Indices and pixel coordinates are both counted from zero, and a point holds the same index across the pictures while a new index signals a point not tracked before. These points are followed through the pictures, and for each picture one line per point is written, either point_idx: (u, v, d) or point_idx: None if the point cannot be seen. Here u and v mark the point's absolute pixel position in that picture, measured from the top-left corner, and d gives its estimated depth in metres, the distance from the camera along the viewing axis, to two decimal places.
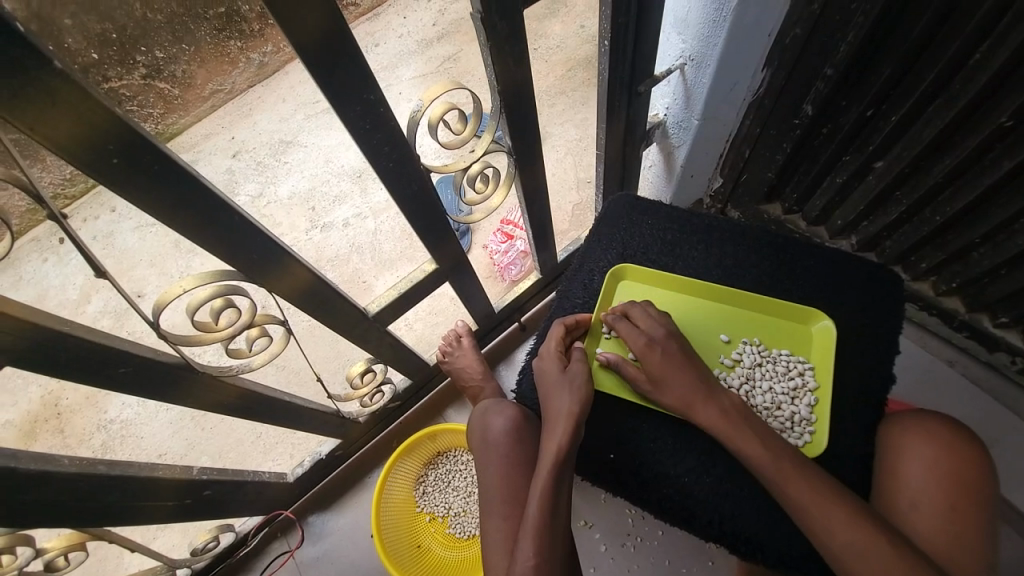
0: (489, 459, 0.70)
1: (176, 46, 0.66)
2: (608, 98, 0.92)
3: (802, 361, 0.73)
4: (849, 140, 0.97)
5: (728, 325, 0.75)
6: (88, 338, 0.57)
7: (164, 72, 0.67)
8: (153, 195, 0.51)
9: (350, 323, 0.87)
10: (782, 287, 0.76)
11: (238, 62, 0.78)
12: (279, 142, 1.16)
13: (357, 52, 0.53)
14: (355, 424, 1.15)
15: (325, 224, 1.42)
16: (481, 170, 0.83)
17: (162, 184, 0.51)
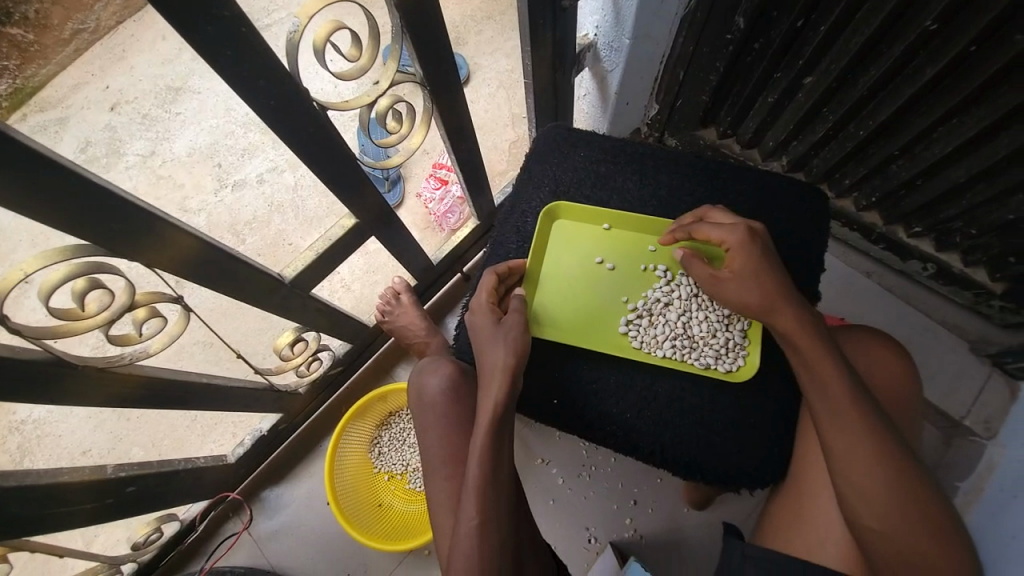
0: (427, 420, 0.67)
1: None
2: (530, 16, 0.82)
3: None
4: (781, 55, 0.93)
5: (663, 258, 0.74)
6: None
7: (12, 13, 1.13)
8: None
9: (264, 292, 0.78)
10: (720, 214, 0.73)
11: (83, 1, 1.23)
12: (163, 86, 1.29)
13: None
14: (295, 396, 1.09)
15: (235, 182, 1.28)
16: (391, 106, 0.73)
17: None
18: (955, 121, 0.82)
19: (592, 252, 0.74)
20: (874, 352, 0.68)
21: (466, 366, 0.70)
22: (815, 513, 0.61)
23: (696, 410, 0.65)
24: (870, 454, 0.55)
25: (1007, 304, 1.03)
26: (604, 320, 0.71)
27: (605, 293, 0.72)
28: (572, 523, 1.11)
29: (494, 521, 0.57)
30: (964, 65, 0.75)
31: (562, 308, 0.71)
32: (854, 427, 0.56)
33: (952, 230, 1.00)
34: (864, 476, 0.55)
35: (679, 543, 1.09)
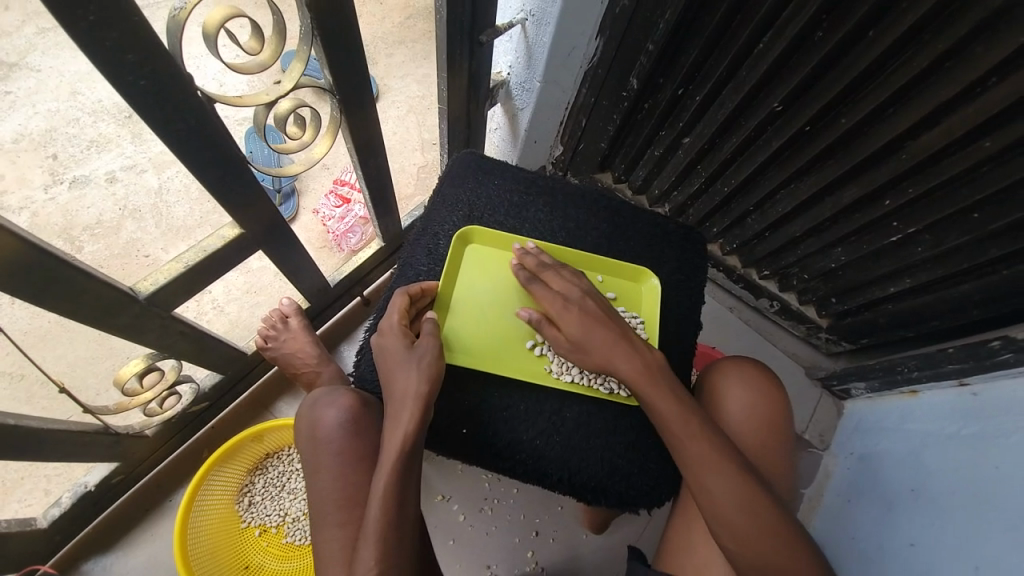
0: (321, 458, 0.59)
1: None
2: (447, 44, 0.83)
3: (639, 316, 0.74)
4: (665, 116, 1.08)
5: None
6: None
7: None
8: None
9: (112, 308, 0.64)
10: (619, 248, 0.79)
11: None
12: None
13: None
14: (141, 439, 0.89)
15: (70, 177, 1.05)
16: (293, 110, 0.67)
17: None
18: (793, 186, 1.02)
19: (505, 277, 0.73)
20: (746, 375, 0.77)
21: (369, 396, 0.64)
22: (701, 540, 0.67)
23: (601, 433, 0.67)
24: (727, 477, 0.59)
25: (830, 337, 1.26)
26: (517, 346, 0.69)
27: (517, 319, 0.71)
28: (473, 562, 1.06)
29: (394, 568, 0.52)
30: (798, 142, 0.94)
31: (473, 333, 0.69)
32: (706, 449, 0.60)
33: (791, 274, 1.22)
34: (717, 493, 0.59)
35: (579, 572, 1.09)
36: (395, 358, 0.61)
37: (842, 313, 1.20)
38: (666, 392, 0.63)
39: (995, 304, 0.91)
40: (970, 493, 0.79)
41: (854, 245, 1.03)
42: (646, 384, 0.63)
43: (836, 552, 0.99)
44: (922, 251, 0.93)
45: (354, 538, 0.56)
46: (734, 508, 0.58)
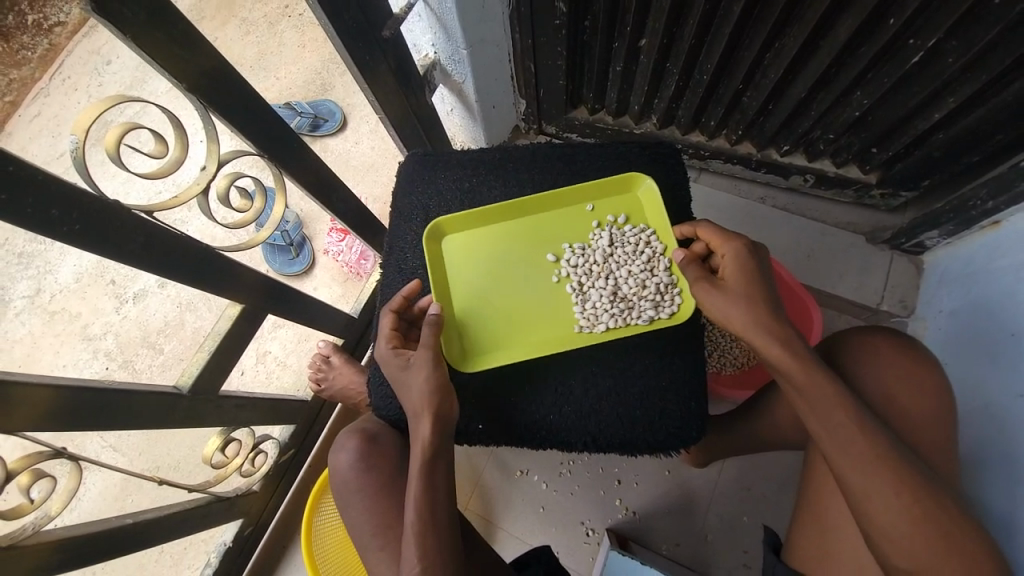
0: (347, 497, 0.65)
1: None
2: (355, 59, 0.80)
3: (649, 227, 0.73)
4: (610, 29, 0.97)
5: (569, 228, 0.74)
6: None
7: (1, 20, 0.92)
8: None
9: (165, 408, 0.74)
10: (584, 197, 0.74)
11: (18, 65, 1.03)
12: (21, 255, 1.38)
13: None
14: (252, 495, 1.04)
15: (134, 295, 1.39)
16: (232, 183, 0.70)
17: None
18: (778, 45, 0.88)
19: (491, 256, 0.72)
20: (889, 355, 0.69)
21: (372, 429, 0.68)
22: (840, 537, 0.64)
23: (612, 391, 0.66)
24: (889, 492, 0.53)
25: (884, 192, 1.10)
26: (530, 321, 0.70)
27: (517, 295, 0.71)
28: (566, 523, 1.11)
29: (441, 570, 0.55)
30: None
31: (474, 328, 0.70)
32: (879, 479, 0.54)
33: (814, 140, 1.07)
34: (890, 530, 0.53)
35: (671, 508, 1.09)
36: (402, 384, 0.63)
37: (888, 161, 1.03)
38: (837, 390, 0.57)
39: None
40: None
41: (873, 85, 0.87)
42: (812, 375, 0.58)
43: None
44: (955, 62, 0.77)
45: (398, 556, 0.61)
46: (899, 519, 0.53)
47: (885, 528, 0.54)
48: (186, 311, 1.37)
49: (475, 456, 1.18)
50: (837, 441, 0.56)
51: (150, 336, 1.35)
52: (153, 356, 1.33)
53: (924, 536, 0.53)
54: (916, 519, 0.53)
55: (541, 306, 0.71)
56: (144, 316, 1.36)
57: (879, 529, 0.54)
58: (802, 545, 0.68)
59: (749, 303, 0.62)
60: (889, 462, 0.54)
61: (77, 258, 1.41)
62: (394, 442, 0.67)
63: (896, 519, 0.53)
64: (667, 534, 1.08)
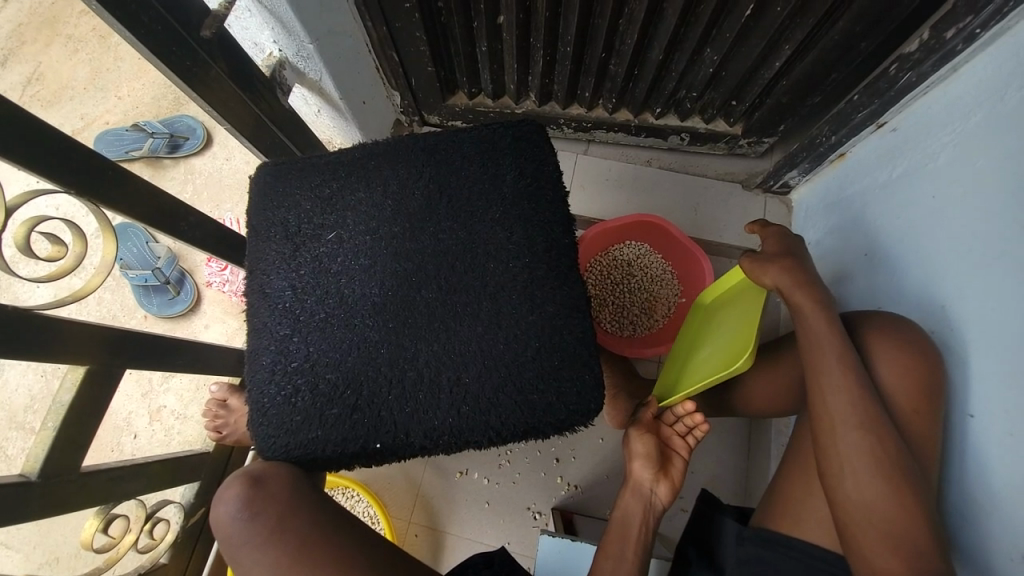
0: (236, 555, 0.55)
1: None
2: (176, 70, 0.71)
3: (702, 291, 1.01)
4: (466, 8, 0.94)
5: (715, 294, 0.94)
6: None
7: None
8: None
9: (9, 504, 0.62)
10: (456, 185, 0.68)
11: None
12: None
13: None
14: (166, 568, 0.92)
15: None
16: (34, 229, 0.59)
17: None
18: (627, 10, 0.89)
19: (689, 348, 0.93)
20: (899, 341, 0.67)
21: (258, 474, 0.59)
22: (807, 499, 0.67)
23: (508, 377, 0.61)
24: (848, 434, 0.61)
25: (750, 140, 1.17)
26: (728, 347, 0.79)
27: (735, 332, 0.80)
28: (514, 512, 1.10)
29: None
30: None
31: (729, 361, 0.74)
32: (849, 425, 0.61)
33: (681, 99, 1.11)
34: (843, 465, 0.61)
35: (611, 474, 1.12)
36: (631, 452, 0.80)
37: (748, 111, 1.10)
38: (833, 353, 0.65)
39: (878, 25, 0.83)
40: (931, 229, 0.76)
41: (719, 40, 0.91)
42: (824, 339, 0.66)
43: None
44: (782, 11, 0.82)
45: None
46: (851, 453, 0.60)
47: (836, 459, 0.61)
48: (56, 378, 1.19)
49: (410, 467, 1.13)
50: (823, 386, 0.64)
51: (16, 416, 1.15)
52: (25, 437, 1.14)
53: (869, 472, 0.59)
54: (865, 458, 0.60)
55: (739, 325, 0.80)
56: (4, 394, 1.16)
57: (832, 459, 0.62)
58: (773, 503, 0.71)
59: (791, 271, 0.71)
60: (870, 414, 0.61)
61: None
62: (285, 482, 0.59)
63: (854, 458, 0.60)
64: (609, 499, 1.11)
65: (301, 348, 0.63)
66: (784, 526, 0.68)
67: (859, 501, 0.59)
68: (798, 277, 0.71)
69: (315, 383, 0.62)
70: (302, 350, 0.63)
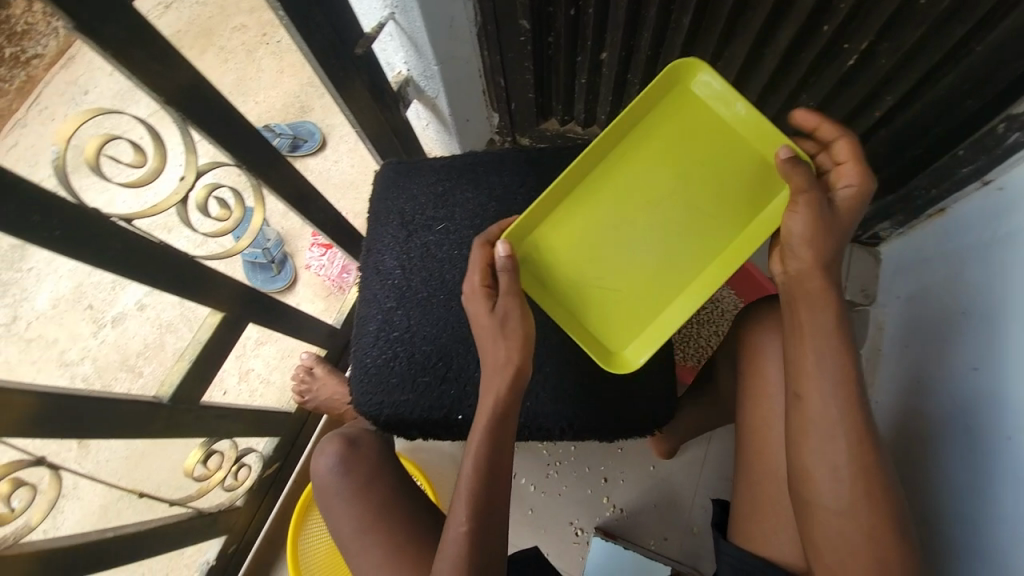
0: (330, 500, 0.68)
1: None
2: (328, 74, 0.84)
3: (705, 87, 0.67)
4: (573, 42, 1.03)
5: (684, 110, 0.68)
6: None
7: None
8: None
9: (144, 417, 0.74)
10: None
11: None
12: None
13: None
14: (235, 510, 1.03)
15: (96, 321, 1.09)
16: (209, 193, 0.74)
17: None
18: (728, 52, 0.93)
19: (581, 233, 0.71)
20: None
21: (351, 436, 0.71)
22: (779, 508, 0.70)
23: None
24: (831, 439, 0.60)
25: None
26: (705, 208, 0.70)
27: (705, 143, 0.68)
28: (556, 524, 1.12)
29: (494, 522, 0.58)
30: (708, 7, 0.86)
31: (722, 232, 0.70)
32: (832, 430, 0.60)
33: None
34: (821, 470, 0.60)
35: (660, 501, 1.12)
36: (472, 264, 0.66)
37: None
38: (835, 352, 0.61)
39: (992, 82, 0.82)
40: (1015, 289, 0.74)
41: (817, 86, 0.93)
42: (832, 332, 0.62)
43: (888, 410, 0.96)
44: (887, 63, 0.84)
45: (379, 557, 0.63)
46: (836, 460, 0.60)
47: (816, 460, 0.61)
48: None
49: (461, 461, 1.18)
50: (822, 392, 0.61)
51: None
52: None
53: (850, 480, 0.59)
54: (847, 469, 0.59)
55: (730, 159, 0.69)
56: None
57: (809, 460, 0.61)
58: (743, 519, 0.73)
59: (814, 243, 0.62)
60: (859, 423, 0.60)
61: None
62: (375, 450, 0.71)
63: (836, 460, 0.60)
64: (653, 528, 1.10)
65: (404, 320, 0.71)
66: (755, 545, 0.70)
67: (834, 508, 0.60)
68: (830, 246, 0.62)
69: (412, 354, 0.70)
70: (404, 322, 0.71)
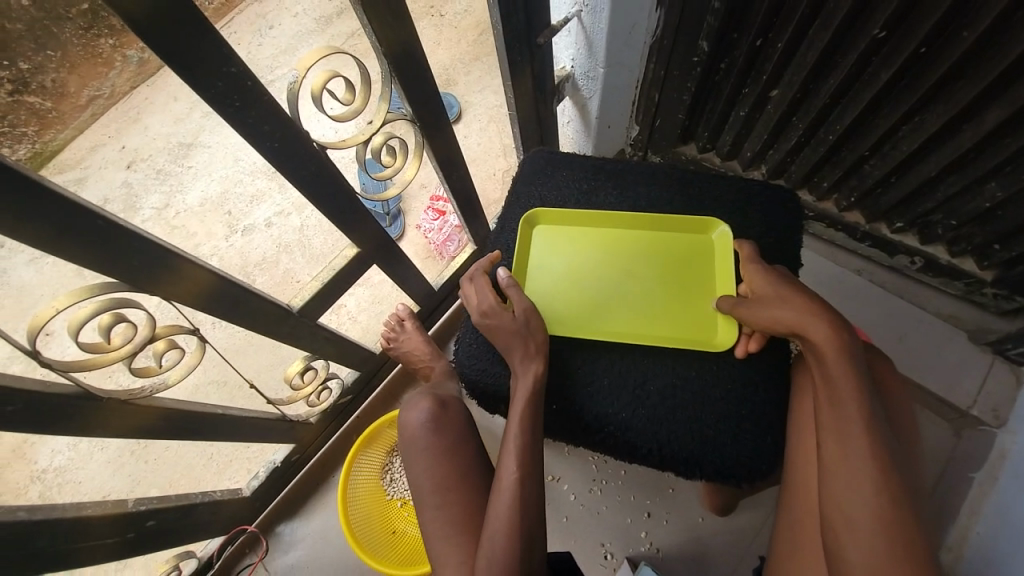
0: (412, 451, 0.74)
1: (40, 54, 0.55)
2: (508, 55, 0.89)
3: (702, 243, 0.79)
4: (745, 72, 1.00)
5: (699, 250, 0.78)
6: None
7: (31, 84, 0.56)
8: (25, 225, 0.47)
9: (275, 319, 0.82)
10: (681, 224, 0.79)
11: (114, 62, 0.63)
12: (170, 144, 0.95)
13: (212, 35, 0.49)
14: (307, 425, 1.11)
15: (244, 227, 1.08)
16: (385, 141, 0.81)
17: (34, 214, 0.46)
18: (918, 119, 0.86)
19: (583, 268, 0.78)
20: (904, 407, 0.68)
21: (441, 398, 0.78)
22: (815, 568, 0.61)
23: (688, 406, 0.69)
24: (859, 483, 0.55)
25: (997, 292, 1.05)
26: (651, 304, 0.75)
27: (685, 269, 0.77)
28: (587, 540, 1.11)
29: (528, 498, 0.62)
30: (913, 71, 0.80)
31: (658, 326, 0.74)
32: (857, 475, 0.55)
33: (933, 222, 1.03)
34: (853, 522, 0.54)
35: (699, 554, 1.07)
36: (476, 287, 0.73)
37: (1012, 262, 0.97)
38: (855, 403, 0.58)
39: None
40: None
41: (1013, 177, 0.84)
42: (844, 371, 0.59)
43: (995, 544, 0.87)
44: None
45: (448, 516, 0.69)
46: (867, 510, 0.54)
47: (847, 506, 0.55)
48: None
49: None
50: (840, 436, 0.57)
51: None
52: None
53: (887, 540, 0.52)
54: (881, 529, 0.52)
55: (691, 291, 0.77)
56: None
57: (843, 508, 0.55)
58: (780, 568, 0.64)
59: (798, 307, 0.63)
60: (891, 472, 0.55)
61: (120, 147, 0.90)
62: (461, 418, 0.77)
63: (866, 512, 0.54)
64: None
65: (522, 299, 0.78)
66: None
67: (869, 572, 0.52)
68: (793, 307, 0.63)
69: None
70: None
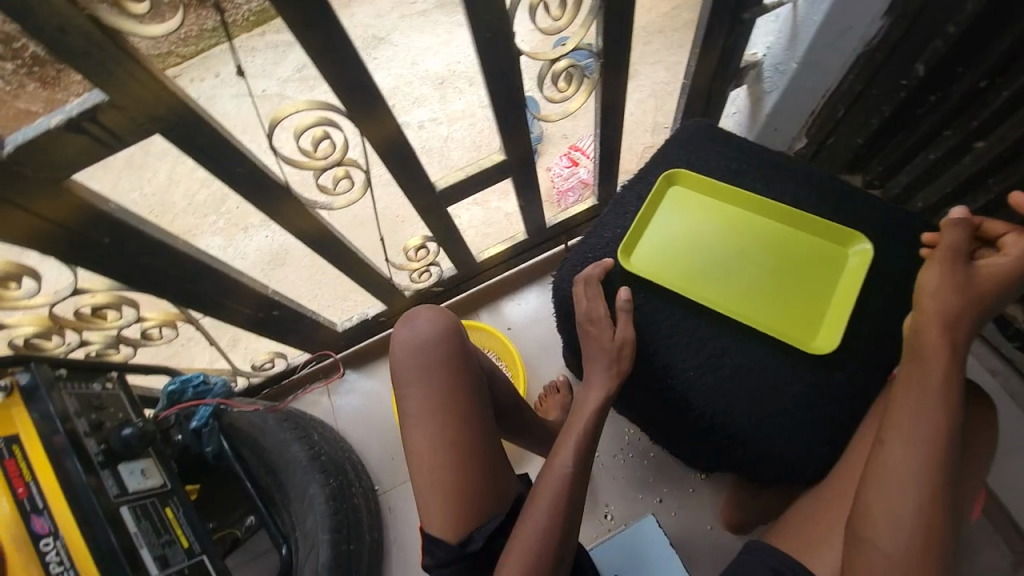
0: (407, 365, 0.78)
1: None
2: (708, 21, 0.91)
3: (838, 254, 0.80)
4: (954, 114, 0.90)
5: (829, 258, 0.80)
6: (232, 140, 0.67)
7: None
8: (300, 29, 0.60)
9: (420, 189, 0.94)
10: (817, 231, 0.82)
11: None
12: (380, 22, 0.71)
13: None
14: (401, 296, 1.26)
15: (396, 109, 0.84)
16: (568, 66, 0.86)
17: (312, 23, 0.60)
18: None
19: (708, 236, 0.84)
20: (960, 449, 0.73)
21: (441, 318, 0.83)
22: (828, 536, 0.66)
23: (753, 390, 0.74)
24: (916, 470, 0.60)
25: None
26: (758, 283, 0.79)
27: (801, 266, 0.80)
28: (592, 498, 1.15)
29: (580, 483, 0.68)
30: None
31: (761, 310, 0.77)
32: (915, 461, 0.60)
33: None
34: (894, 501, 0.59)
35: (692, 553, 1.09)
36: (589, 293, 0.79)
37: None
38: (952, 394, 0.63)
39: None
40: None
41: None
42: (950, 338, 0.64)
43: None
44: None
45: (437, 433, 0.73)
46: (912, 497, 0.59)
47: (894, 486, 0.60)
48: None
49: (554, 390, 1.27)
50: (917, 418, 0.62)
51: None
52: None
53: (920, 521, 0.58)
54: (919, 508, 0.58)
55: (805, 292, 0.79)
56: None
57: (887, 480, 0.61)
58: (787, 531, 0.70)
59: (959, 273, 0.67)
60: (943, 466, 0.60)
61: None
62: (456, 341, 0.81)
63: (907, 495, 0.59)
64: None
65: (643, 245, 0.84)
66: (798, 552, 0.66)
67: (884, 540, 0.58)
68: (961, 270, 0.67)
69: None
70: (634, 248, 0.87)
